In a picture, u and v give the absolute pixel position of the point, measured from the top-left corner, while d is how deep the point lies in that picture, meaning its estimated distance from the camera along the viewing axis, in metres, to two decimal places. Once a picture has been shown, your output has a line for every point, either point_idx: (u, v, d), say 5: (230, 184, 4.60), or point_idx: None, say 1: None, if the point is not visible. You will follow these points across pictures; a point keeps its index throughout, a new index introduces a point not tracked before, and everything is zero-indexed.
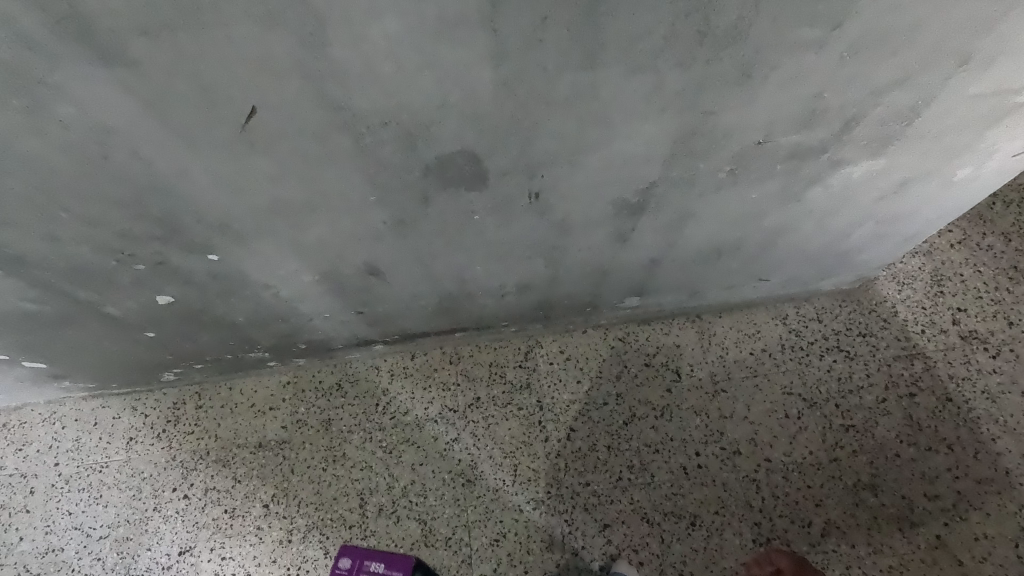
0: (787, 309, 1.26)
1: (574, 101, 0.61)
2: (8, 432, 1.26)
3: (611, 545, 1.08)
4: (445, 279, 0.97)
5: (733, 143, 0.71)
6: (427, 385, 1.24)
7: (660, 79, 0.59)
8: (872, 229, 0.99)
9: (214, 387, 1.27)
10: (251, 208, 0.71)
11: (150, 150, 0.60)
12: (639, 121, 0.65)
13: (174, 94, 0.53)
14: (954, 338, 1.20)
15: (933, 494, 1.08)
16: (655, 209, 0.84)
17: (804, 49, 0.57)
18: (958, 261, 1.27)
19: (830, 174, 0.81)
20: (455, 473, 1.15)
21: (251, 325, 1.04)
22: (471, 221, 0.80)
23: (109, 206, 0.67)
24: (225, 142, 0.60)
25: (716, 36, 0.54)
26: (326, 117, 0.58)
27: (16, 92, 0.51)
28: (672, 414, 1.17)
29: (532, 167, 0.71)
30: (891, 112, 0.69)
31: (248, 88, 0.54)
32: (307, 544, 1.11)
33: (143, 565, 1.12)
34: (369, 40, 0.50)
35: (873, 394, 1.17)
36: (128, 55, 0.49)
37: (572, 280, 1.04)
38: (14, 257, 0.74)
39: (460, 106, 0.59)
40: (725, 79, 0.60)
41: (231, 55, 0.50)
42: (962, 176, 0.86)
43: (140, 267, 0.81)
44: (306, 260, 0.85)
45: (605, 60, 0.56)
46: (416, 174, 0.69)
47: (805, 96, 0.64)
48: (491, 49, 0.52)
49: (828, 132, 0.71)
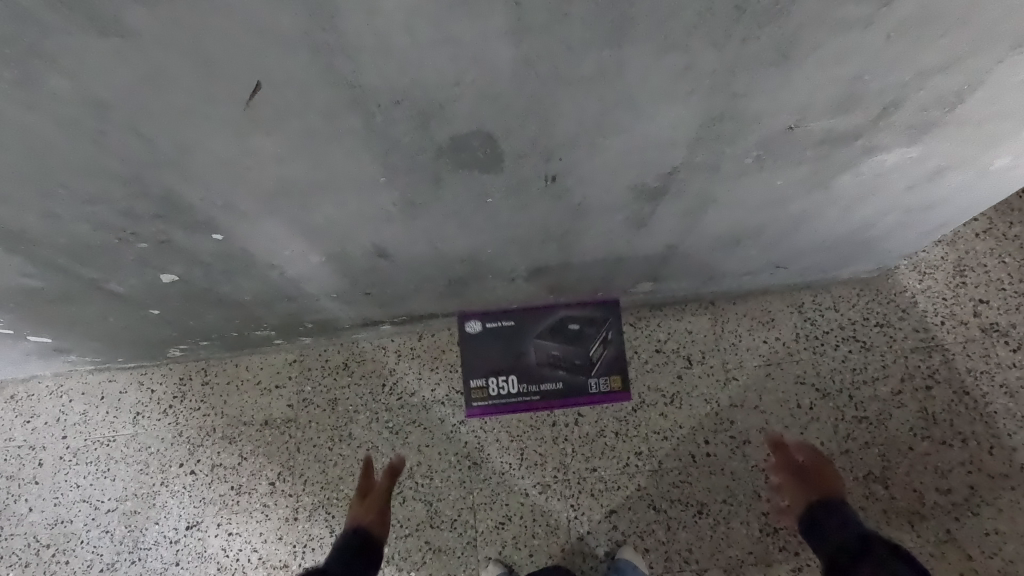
0: (803, 296, 1.22)
1: (598, 81, 0.57)
2: (16, 404, 1.25)
3: (617, 531, 1.08)
4: (455, 261, 0.94)
5: (763, 127, 0.67)
6: (434, 366, 1.20)
7: (691, 59, 0.55)
8: (897, 218, 0.96)
9: (220, 362, 1.25)
10: (257, 187, 0.69)
11: (152, 128, 0.57)
12: (664, 103, 0.61)
13: (174, 67, 0.50)
14: (974, 331, 1.17)
15: (945, 489, 1.07)
16: (675, 194, 0.80)
17: (849, 30, 0.54)
18: (983, 251, 1.22)
19: (860, 161, 0.77)
20: (461, 455, 1.14)
21: (257, 304, 1.03)
22: (484, 203, 0.77)
23: (110, 184, 0.65)
24: (229, 120, 0.57)
25: (756, 14, 0.51)
26: (334, 95, 0.55)
27: (6, 65, 0.48)
28: (682, 402, 1.15)
29: (550, 150, 0.68)
30: (934, 96, 0.65)
31: (253, 65, 0.51)
32: (313, 523, 1.13)
33: (151, 539, 1.15)
34: (381, 15, 0.47)
35: (887, 386, 1.14)
36: (124, 26, 0.46)
37: (585, 264, 1.01)
38: (14, 234, 0.72)
39: (477, 85, 0.56)
40: (761, 60, 0.56)
41: (234, 28, 0.47)
42: (1000, 165, 0.82)
43: (143, 246, 0.79)
44: (313, 240, 0.83)
45: (634, 38, 0.52)
46: (429, 154, 0.66)
47: (845, 79, 0.61)
48: (513, 25, 0.49)
49: (863, 118, 0.68)
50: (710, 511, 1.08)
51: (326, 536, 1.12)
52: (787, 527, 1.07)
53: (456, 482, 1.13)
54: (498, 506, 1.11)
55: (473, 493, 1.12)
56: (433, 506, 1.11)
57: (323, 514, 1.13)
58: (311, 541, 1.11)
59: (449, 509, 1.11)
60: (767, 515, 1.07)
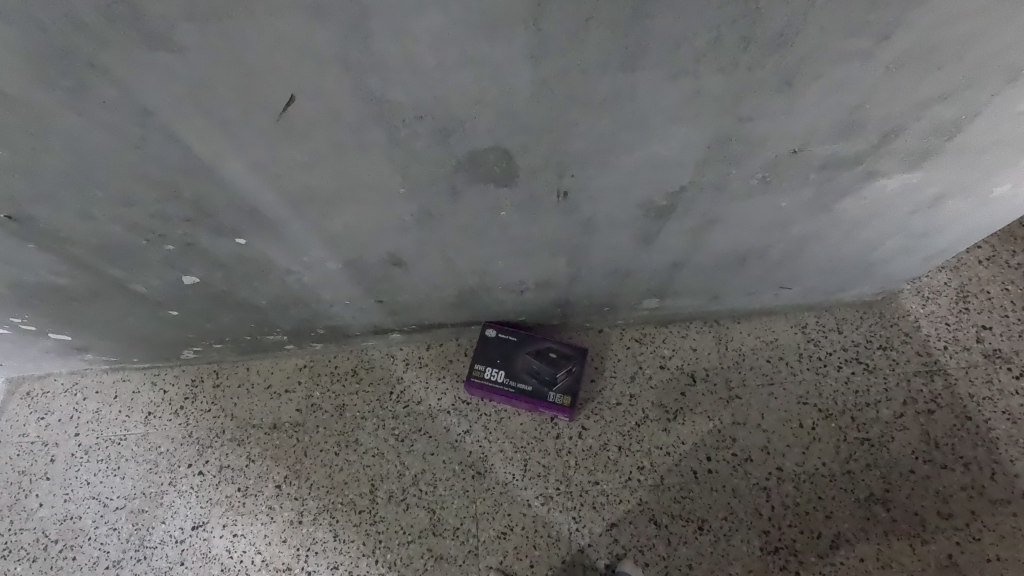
0: (807, 317, 1.24)
1: (611, 102, 0.61)
2: (31, 400, 1.29)
3: (618, 544, 1.08)
4: (466, 273, 0.97)
5: (768, 151, 0.70)
6: (441, 375, 1.24)
7: (700, 84, 0.59)
8: (901, 242, 0.98)
9: (232, 366, 1.28)
10: (282, 195, 0.73)
11: (190, 135, 0.62)
12: (674, 125, 0.65)
13: (216, 80, 0.55)
14: (977, 356, 1.18)
15: (946, 513, 1.06)
16: (683, 212, 0.83)
17: (848, 59, 0.58)
18: (985, 278, 1.24)
19: (862, 186, 0.80)
20: (465, 464, 1.16)
21: (273, 308, 1.06)
22: (497, 217, 0.80)
23: (145, 186, 0.69)
24: (261, 130, 0.62)
25: (761, 43, 0.55)
26: (361, 109, 0.60)
27: (66, 71, 0.54)
28: (685, 418, 1.17)
29: (564, 167, 0.71)
30: (933, 126, 0.69)
31: (287, 78, 0.56)
32: (317, 527, 1.13)
33: (157, 538, 1.15)
34: (412, 35, 0.51)
35: (890, 409, 1.15)
36: (175, 40, 0.51)
37: (593, 279, 1.03)
38: (50, 231, 0.77)
39: (498, 103, 0.60)
40: (766, 87, 0.60)
41: (274, 45, 0.52)
42: (1000, 193, 0.85)
43: (170, 248, 0.82)
44: (331, 248, 0.86)
45: (646, 63, 0.56)
46: (447, 168, 0.69)
47: (847, 107, 0.65)
48: (533, 47, 0.53)
49: (866, 144, 0.71)
50: (711, 527, 1.08)
51: (329, 541, 1.12)
52: (787, 546, 1.06)
53: (460, 490, 1.14)
54: (500, 516, 1.11)
55: (476, 502, 1.13)
56: (436, 514, 1.12)
57: (328, 519, 1.13)
58: (315, 544, 1.12)
59: (451, 517, 1.12)
60: (767, 534, 1.07)
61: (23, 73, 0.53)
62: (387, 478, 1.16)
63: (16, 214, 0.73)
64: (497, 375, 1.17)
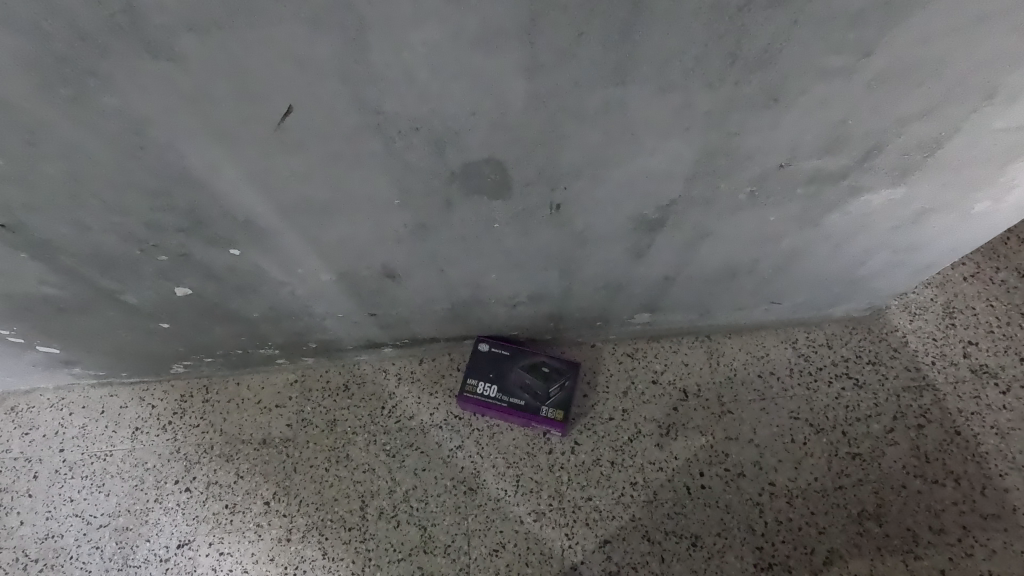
0: (797, 333, 1.25)
1: (602, 116, 0.63)
2: (16, 415, 1.27)
3: (611, 562, 1.07)
4: (459, 285, 0.97)
5: (756, 165, 0.72)
6: (433, 390, 1.23)
7: (689, 97, 0.61)
8: (888, 257, 1.00)
9: (222, 381, 1.27)
10: (278, 206, 0.73)
11: (186, 145, 0.63)
12: (663, 138, 0.66)
13: (213, 90, 0.56)
14: (965, 372, 1.19)
15: (939, 528, 1.06)
16: (673, 226, 0.84)
17: (834, 75, 0.60)
18: (970, 294, 1.26)
19: (848, 201, 0.81)
20: (457, 480, 1.15)
21: (265, 321, 1.05)
22: (491, 229, 0.81)
23: (140, 195, 0.70)
24: (259, 140, 0.63)
25: (747, 58, 0.57)
26: (358, 119, 0.61)
27: (68, 80, 0.55)
28: (678, 433, 1.16)
29: (556, 179, 0.72)
30: (914, 141, 0.71)
31: (286, 88, 0.57)
32: (306, 544, 1.11)
33: (141, 556, 1.12)
34: (409, 48, 0.53)
35: (880, 424, 1.16)
36: (177, 50, 0.52)
37: (584, 293, 1.04)
38: (43, 240, 0.76)
39: (491, 116, 0.61)
40: (753, 102, 0.62)
41: (273, 56, 0.53)
42: (979, 209, 0.87)
43: (163, 258, 0.82)
44: (325, 259, 0.86)
45: (637, 77, 0.58)
46: (442, 180, 0.70)
47: (831, 122, 0.66)
48: (526, 61, 0.55)
49: (850, 159, 0.73)
50: (704, 544, 1.07)
51: (318, 559, 1.10)
52: (781, 563, 1.05)
53: (451, 507, 1.12)
54: (493, 533, 1.10)
55: (468, 519, 1.11)
56: (427, 530, 1.11)
57: (317, 536, 1.12)
58: (304, 563, 1.09)
59: (443, 534, 1.10)
60: (760, 550, 1.06)
61: (24, 80, 0.54)
62: (377, 494, 1.14)
63: (10, 223, 0.73)
64: (489, 390, 1.17)
